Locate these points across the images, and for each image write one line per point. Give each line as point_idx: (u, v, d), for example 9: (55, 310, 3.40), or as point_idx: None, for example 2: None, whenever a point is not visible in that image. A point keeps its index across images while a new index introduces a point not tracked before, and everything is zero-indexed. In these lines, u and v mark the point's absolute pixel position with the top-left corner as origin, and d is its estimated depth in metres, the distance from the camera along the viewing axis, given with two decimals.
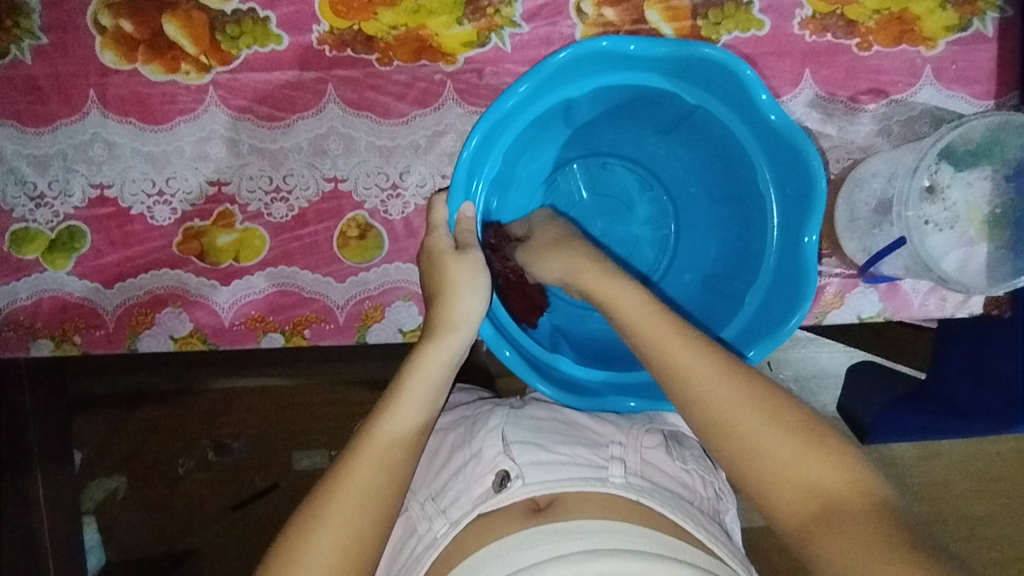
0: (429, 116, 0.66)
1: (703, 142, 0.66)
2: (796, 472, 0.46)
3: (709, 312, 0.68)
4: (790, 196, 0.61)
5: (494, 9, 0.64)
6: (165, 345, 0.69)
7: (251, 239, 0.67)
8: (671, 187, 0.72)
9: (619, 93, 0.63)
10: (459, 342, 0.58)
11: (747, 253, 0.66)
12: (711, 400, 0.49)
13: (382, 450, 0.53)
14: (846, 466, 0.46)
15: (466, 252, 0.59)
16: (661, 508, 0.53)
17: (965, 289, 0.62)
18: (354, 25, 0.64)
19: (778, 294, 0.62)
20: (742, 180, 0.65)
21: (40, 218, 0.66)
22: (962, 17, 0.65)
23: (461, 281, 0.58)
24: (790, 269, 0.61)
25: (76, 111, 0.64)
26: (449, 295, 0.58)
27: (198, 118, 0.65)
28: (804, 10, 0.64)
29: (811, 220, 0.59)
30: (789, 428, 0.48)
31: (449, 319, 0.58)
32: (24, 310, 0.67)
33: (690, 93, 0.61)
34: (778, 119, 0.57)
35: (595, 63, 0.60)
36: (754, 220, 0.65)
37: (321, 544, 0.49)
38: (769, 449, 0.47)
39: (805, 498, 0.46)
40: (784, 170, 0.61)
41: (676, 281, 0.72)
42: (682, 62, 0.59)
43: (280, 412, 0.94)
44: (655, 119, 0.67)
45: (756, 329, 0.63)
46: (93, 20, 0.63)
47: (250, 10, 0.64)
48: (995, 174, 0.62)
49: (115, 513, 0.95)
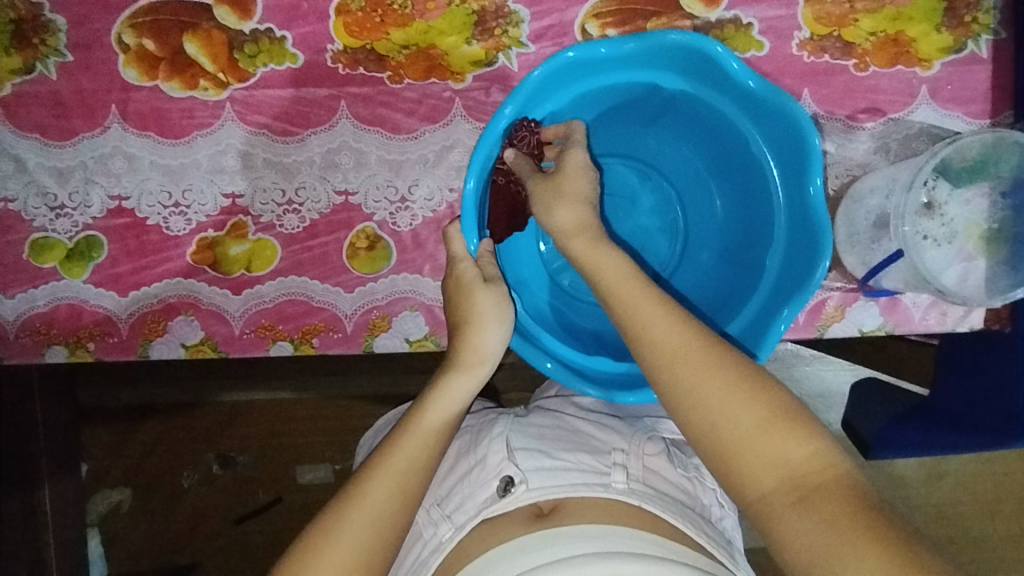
0: (438, 132, 0.68)
1: (688, 122, 0.68)
2: (768, 452, 0.47)
3: (733, 282, 0.68)
4: (785, 158, 0.62)
5: (502, 30, 0.67)
6: (176, 352, 0.70)
7: (262, 250, 0.69)
8: (669, 172, 0.73)
9: (605, 93, 0.65)
10: (483, 375, 0.60)
11: (757, 220, 0.66)
12: (683, 375, 0.50)
13: (401, 471, 0.54)
14: (814, 448, 0.47)
15: (493, 286, 0.61)
16: (665, 514, 0.54)
17: (963, 302, 0.63)
18: (366, 45, 0.67)
19: (794, 259, 0.62)
20: (733, 151, 0.66)
21: (58, 228, 0.68)
22: (957, 39, 0.66)
23: (487, 311, 0.60)
24: (803, 234, 0.61)
25: (98, 125, 0.67)
26: (474, 327, 0.60)
27: (215, 133, 0.67)
28: (803, 32, 0.66)
29: (810, 172, 0.59)
30: (763, 408, 0.48)
31: (475, 349, 0.60)
32: (39, 317, 0.69)
33: (666, 79, 0.63)
34: (756, 85, 0.58)
35: (580, 69, 0.62)
36: (756, 185, 0.65)
37: (341, 548, 0.50)
38: (750, 439, 0.47)
39: (771, 474, 0.47)
40: (773, 134, 0.62)
41: (696, 263, 0.73)
42: (651, 53, 0.61)
43: (285, 425, 0.95)
44: (638, 113, 0.69)
45: (782, 297, 0.63)
46: (118, 39, 0.66)
47: (268, 30, 0.66)
48: (992, 191, 0.63)
49: (119, 525, 0.95)
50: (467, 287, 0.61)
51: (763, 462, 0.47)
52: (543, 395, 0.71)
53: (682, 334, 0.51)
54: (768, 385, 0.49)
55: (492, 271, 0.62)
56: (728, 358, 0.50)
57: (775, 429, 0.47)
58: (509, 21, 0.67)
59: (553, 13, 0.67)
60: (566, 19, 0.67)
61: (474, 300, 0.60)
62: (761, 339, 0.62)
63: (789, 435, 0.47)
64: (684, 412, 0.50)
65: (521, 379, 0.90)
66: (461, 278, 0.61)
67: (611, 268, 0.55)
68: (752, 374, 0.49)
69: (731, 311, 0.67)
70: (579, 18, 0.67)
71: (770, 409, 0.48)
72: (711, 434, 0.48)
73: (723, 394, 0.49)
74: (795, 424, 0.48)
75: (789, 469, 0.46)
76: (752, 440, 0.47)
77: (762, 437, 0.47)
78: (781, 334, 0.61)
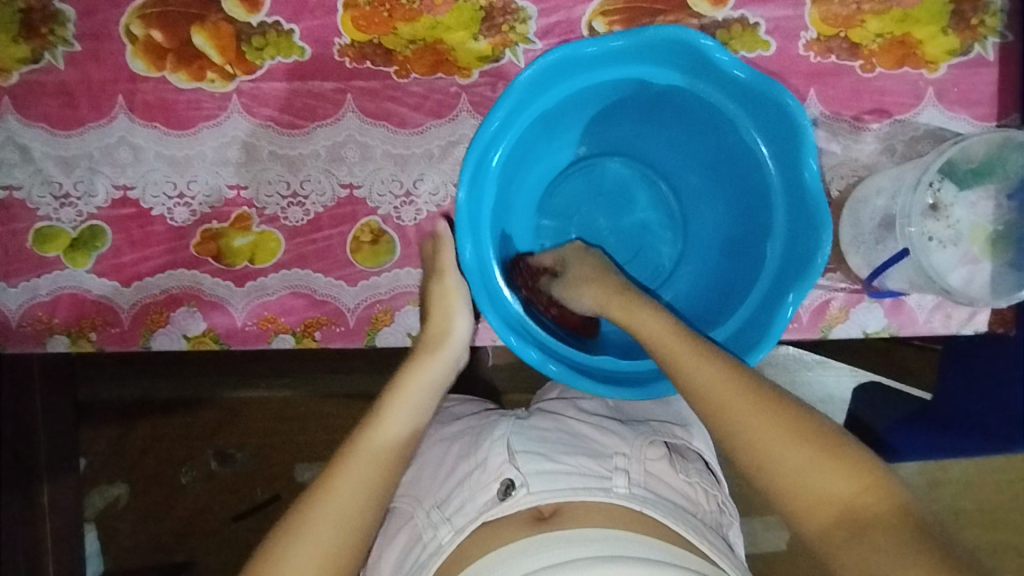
0: (444, 127, 0.68)
1: (658, 108, 0.68)
2: (822, 485, 0.45)
3: (741, 248, 0.68)
4: (757, 109, 0.61)
5: (509, 26, 0.67)
6: (178, 344, 0.70)
7: (266, 242, 0.69)
8: (649, 156, 0.74)
9: (573, 99, 0.65)
10: (452, 351, 0.62)
11: (749, 185, 0.66)
12: (729, 409, 0.49)
13: (379, 444, 0.54)
14: (874, 482, 0.45)
15: (441, 277, 0.65)
16: (667, 521, 0.53)
17: (970, 302, 0.62)
18: (374, 39, 0.67)
19: (793, 187, 0.61)
20: (706, 123, 0.66)
21: (63, 217, 0.68)
22: (963, 41, 0.67)
23: (443, 305, 0.64)
24: (787, 151, 0.61)
25: (104, 115, 0.67)
26: (436, 316, 0.64)
27: (221, 125, 0.67)
28: (809, 33, 0.67)
29: (783, 114, 0.58)
30: (812, 440, 0.47)
31: (437, 334, 0.63)
32: (42, 307, 0.69)
33: (594, 76, 0.63)
34: (710, 50, 0.58)
35: (514, 112, 0.61)
36: (738, 149, 0.65)
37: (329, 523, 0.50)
38: (799, 470, 0.46)
39: (830, 508, 0.45)
40: (741, 95, 0.61)
41: (704, 214, 0.73)
42: (603, 54, 0.61)
43: (282, 424, 0.94)
44: (604, 111, 0.69)
45: (799, 241, 0.61)
46: (126, 29, 0.66)
47: (276, 23, 0.66)
48: (998, 193, 0.63)
49: (117, 520, 0.95)
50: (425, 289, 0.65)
51: (819, 496, 0.45)
52: (545, 397, 0.71)
53: (723, 378, 0.51)
54: (817, 419, 0.48)
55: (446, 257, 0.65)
56: (772, 394, 0.49)
57: (826, 459, 0.46)
58: (516, 17, 0.67)
59: (561, 10, 0.67)
60: (573, 16, 0.67)
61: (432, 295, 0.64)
62: (769, 325, 0.61)
63: (846, 473, 0.45)
64: (739, 453, 0.48)
65: (522, 381, 0.89)
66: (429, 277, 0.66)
67: (654, 326, 0.56)
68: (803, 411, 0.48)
69: (744, 285, 0.66)
70: (586, 16, 0.67)
71: (819, 439, 0.47)
72: (766, 474, 0.47)
73: (774, 436, 0.47)
74: (854, 458, 0.46)
75: (845, 503, 0.45)
76: (805, 473, 0.46)
77: (815, 472, 0.46)
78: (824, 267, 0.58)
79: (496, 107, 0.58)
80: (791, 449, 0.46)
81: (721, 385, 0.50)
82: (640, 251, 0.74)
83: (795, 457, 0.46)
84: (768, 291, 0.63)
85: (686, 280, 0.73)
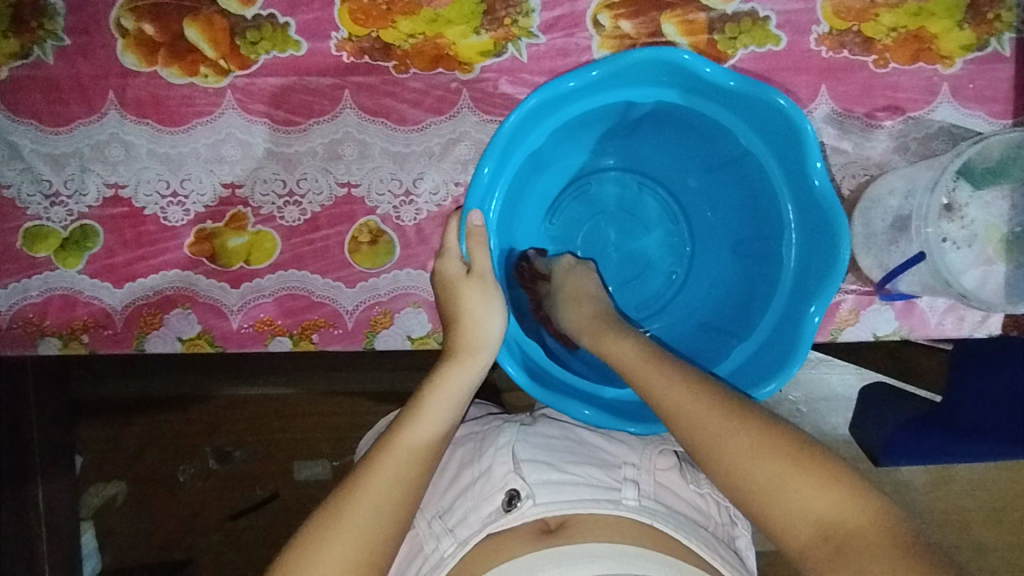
0: (444, 124, 0.66)
1: (674, 129, 0.66)
2: (786, 493, 0.44)
3: (750, 278, 0.66)
4: (780, 143, 0.59)
5: (511, 20, 0.65)
6: (172, 346, 0.68)
7: (262, 242, 0.67)
8: (662, 177, 0.72)
9: (585, 118, 0.63)
10: (483, 363, 0.58)
11: (761, 212, 0.64)
12: (688, 416, 0.49)
13: (400, 463, 0.51)
14: (836, 486, 0.43)
15: (481, 278, 0.60)
16: (678, 535, 0.52)
17: (986, 307, 0.62)
18: (372, 33, 0.65)
19: (804, 196, 0.59)
20: (723, 150, 0.64)
21: (53, 216, 0.66)
22: (979, 36, 0.65)
23: (475, 308, 0.59)
24: (791, 157, 0.59)
25: (95, 112, 0.65)
26: (469, 320, 0.59)
27: (215, 121, 0.65)
28: (821, 27, 0.65)
29: (808, 154, 0.56)
30: (769, 443, 0.45)
31: (471, 340, 0.58)
32: (33, 308, 0.67)
33: (594, 101, 0.61)
34: (736, 85, 0.56)
35: (507, 153, 0.60)
36: (755, 178, 0.63)
37: (346, 544, 0.48)
38: (756, 474, 0.45)
39: (793, 514, 0.44)
40: (764, 126, 0.59)
41: (711, 226, 0.71)
42: (619, 76, 0.59)
43: (280, 422, 0.93)
44: (616, 128, 0.67)
45: (810, 285, 0.60)
46: (116, 23, 0.64)
47: (271, 16, 0.64)
48: (1013, 193, 0.62)
49: (114, 519, 0.94)
50: (455, 283, 0.60)
51: (782, 501, 0.44)
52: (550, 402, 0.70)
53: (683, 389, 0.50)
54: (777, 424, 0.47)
55: (482, 261, 0.60)
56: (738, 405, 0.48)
57: (785, 462, 0.45)
58: (519, 11, 0.65)
59: (565, 3, 0.65)
60: (578, 9, 0.65)
61: (462, 295, 0.59)
62: (779, 361, 0.60)
63: (809, 478, 0.44)
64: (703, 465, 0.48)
65: None
66: (452, 274, 0.61)
67: (623, 351, 0.55)
68: (770, 422, 0.47)
69: (750, 318, 0.65)
70: (591, 9, 0.65)
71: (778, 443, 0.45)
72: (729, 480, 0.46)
73: (733, 441, 0.46)
74: (817, 463, 0.44)
75: (818, 516, 0.43)
76: (766, 478, 0.45)
77: (775, 477, 0.44)
78: (846, 272, 0.57)
79: (486, 155, 0.57)
80: (749, 455, 0.45)
81: (681, 397, 0.50)
82: (640, 275, 0.73)
83: (752, 461, 0.45)
84: (772, 331, 0.62)
85: (687, 309, 0.71)
